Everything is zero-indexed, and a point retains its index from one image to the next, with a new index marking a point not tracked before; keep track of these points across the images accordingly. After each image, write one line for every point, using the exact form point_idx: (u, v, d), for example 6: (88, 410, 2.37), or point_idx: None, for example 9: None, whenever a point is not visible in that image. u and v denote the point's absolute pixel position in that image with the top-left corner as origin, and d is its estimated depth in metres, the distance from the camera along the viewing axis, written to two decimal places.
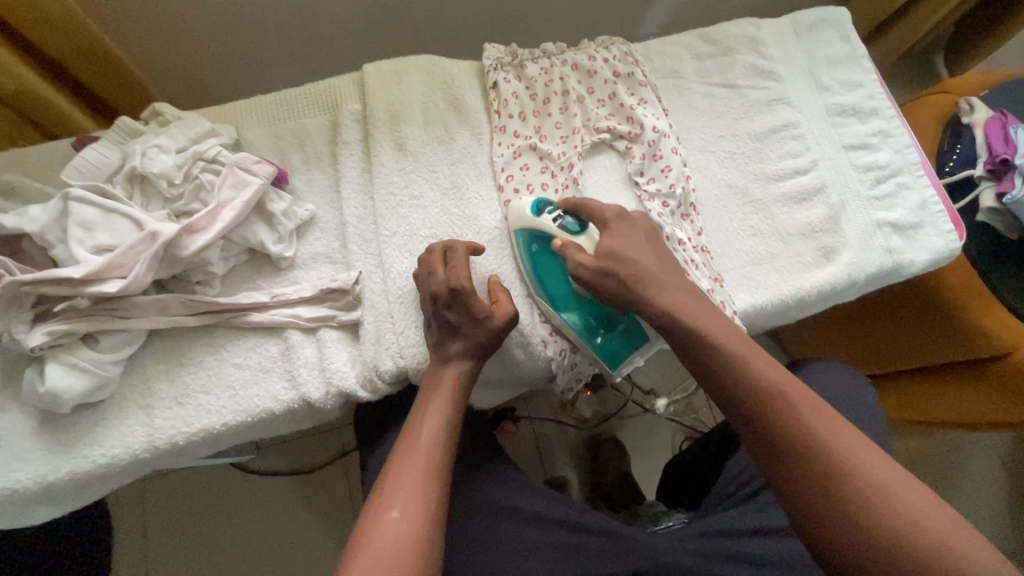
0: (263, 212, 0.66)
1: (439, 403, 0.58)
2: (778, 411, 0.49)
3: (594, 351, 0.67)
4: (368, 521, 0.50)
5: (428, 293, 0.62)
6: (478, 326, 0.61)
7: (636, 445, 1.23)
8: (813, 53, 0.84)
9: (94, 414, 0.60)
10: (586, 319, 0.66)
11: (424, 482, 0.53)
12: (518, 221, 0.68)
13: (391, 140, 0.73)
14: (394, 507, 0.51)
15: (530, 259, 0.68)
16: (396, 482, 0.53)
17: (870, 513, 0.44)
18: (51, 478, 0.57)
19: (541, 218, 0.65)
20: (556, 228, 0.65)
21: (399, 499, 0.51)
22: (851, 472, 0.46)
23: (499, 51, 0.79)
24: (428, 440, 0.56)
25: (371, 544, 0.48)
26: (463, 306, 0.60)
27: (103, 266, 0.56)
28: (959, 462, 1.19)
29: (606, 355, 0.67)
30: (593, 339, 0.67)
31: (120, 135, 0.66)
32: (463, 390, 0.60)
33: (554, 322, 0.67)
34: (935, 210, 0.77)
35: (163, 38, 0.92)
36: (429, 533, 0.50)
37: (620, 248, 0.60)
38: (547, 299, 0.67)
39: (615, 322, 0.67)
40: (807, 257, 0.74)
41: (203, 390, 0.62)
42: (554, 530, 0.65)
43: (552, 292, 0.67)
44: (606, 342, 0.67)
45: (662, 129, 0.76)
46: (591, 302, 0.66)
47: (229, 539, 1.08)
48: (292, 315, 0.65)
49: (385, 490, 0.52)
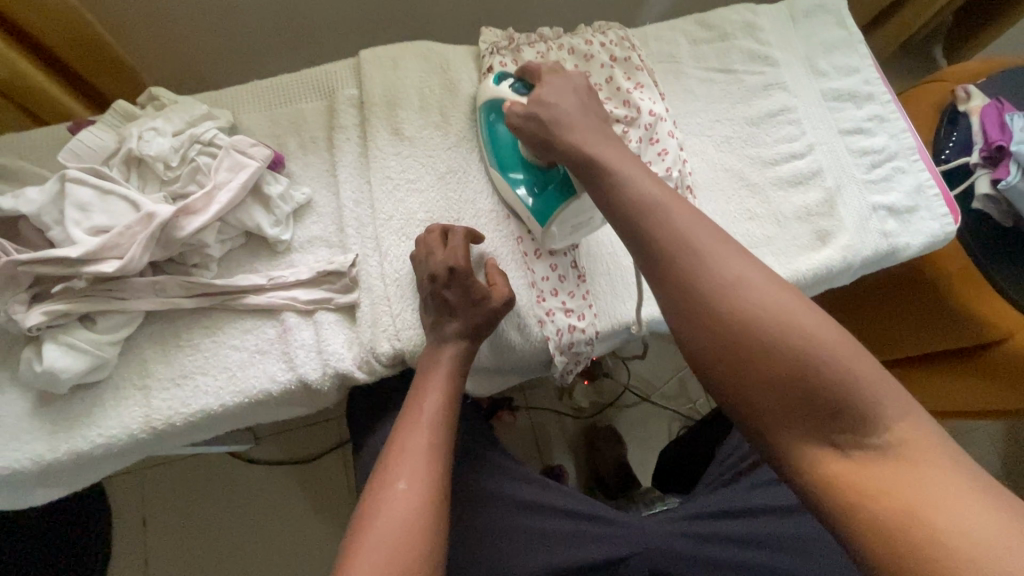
0: (260, 195, 0.67)
1: (439, 379, 0.59)
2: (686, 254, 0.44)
3: (529, 211, 0.66)
4: (375, 494, 0.51)
5: (426, 273, 0.62)
6: (475, 306, 0.61)
7: (633, 434, 1.23)
8: (810, 39, 0.85)
9: (91, 395, 0.60)
10: (526, 174, 0.66)
11: (429, 455, 0.54)
12: (480, 96, 0.71)
13: (387, 124, 0.73)
14: (401, 480, 0.51)
15: (488, 128, 0.71)
16: (402, 457, 0.53)
17: (783, 355, 0.40)
18: (49, 458, 0.57)
19: (499, 86, 0.67)
20: (504, 91, 0.67)
21: (405, 472, 0.52)
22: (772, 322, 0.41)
23: (496, 35, 0.80)
24: (429, 415, 0.56)
25: (375, 521, 0.49)
26: (461, 284, 0.61)
27: (100, 246, 0.57)
28: None
29: (538, 213, 0.65)
30: (528, 200, 0.66)
31: (116, 118, 0.66)
32: (461, 371, 0.60)
33: (504, 190, 0.70)
34: (931, 194, 0.77)
35: (159, 25, 0.92)
36: (436, 504, 0.51)
37: (549, 97, 0.58)
38: (499, 166, 0.70)
39: (549, 182, 0.65)
40: (803, 241, 0.75)
41: (201, 371, 0.62)
42: (548, 516, 0.66)
43: (501, 156, 0.69)
44: (537, 202, 0.65)
45: (659, 113, 0.76)
46: (533, 162, 0.66)
47: (228, 528, 1.08)
48: (289, 297, 0.65)
49: (390, 464, 0.53)
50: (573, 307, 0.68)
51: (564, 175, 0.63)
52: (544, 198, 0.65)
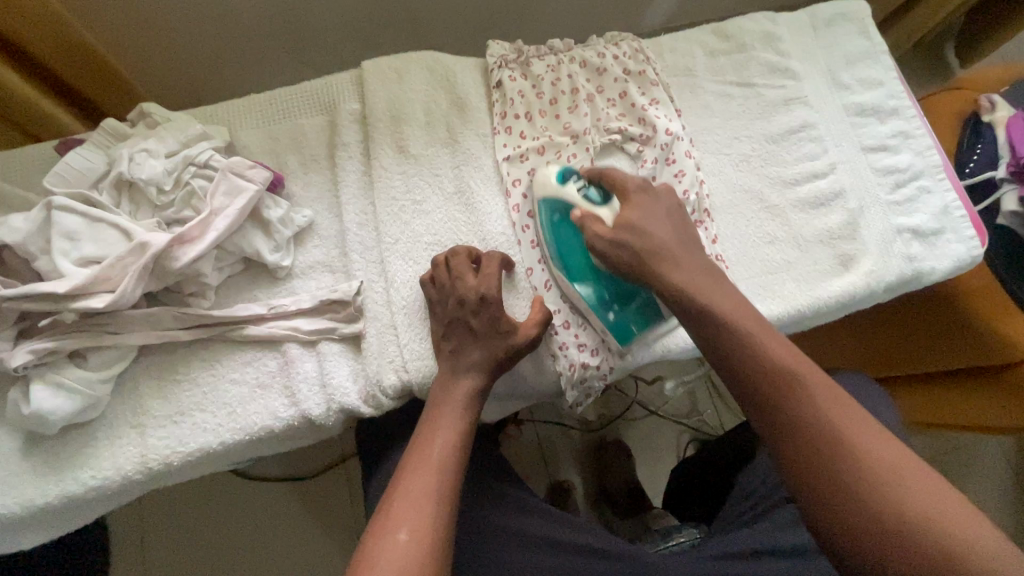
0: (259, 219, 0.63)
1: (450, 418, 0.56)
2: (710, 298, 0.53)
3: (605, 326, 0.63)
4: (373, 543, 0.47)
5: (452, 299, 0.60)
6: (498, 336, 0.59)
7: (640, 448, 1.21)
8: (831, 49, 0.81)
9: (84, 434, 0.57)
10: (601, 292, 0.63)
11: (433, 503, 0.50)
12: (541, 190, 0.65)
13: (391, 142, 0.70)
14: (402, 529, 0.47)
15: (550, 229, 0.65)
16: (405, 502, 0.49)
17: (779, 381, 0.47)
18: (39, 503, 0.55)
19: (567, 187, 0.63)
20: (580, 196, 0.62)
21: (408, 520, 0.48)
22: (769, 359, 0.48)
23: (504, 48, 0.76)
24: (438, 453, 0.53)
25: (375, 566, 0.45)
26: (489, 314, 0.59)
27: (88, 280, 0.53)
28: (967, 461, 1.19)
29: (617, 330, 0.63)
30: (605, 313, 0.63)
31: (105, 137, 0.63)
32: (475, 406, 0.57)
33: (567, 294, 0.65)
34: (957, 215, 0.74)
35: (150, 32, 0.88)
36: (438, 560, 0.47)
37: (639, 221, 0.58)
38: (564, 270, 0.64)
39: (628, 296, 0.63)
40: (824, 265, 0.72)
41: (199, 407, 0.59)
42: (557, 556, 0.62)
43: (568, 266, 0.64)
44: (618, 318, 0.63)
45: (676, 131, 0.72)
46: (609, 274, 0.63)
47: (229, 547, 1.06)
48: (291, 327, 0.62)
49: (392, 510, 0.49)
50: (585, 340, 0.64)
51: (649, 297, 0.63)
52: (623, 318, 0.63)
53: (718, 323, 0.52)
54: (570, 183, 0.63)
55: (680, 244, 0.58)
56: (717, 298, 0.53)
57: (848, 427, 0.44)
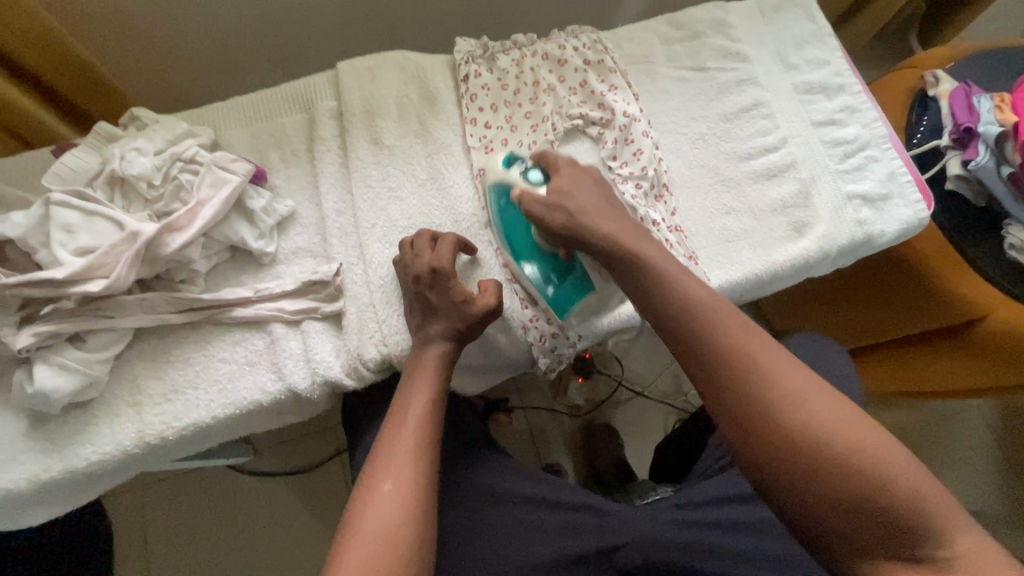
0: (243, 209, 0.68)
1: (426, 379, 0.60)
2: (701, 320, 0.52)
3: (546, 301, 0.68)
4: (361, 495, 0.51)
5: (411, 274, 0.64)
6: (464, 303, 0.62)
7: (629, 428, 1.25)
8: (781, 34, 0.86)
9: (84, 413, 0.61)
10: (545, 269, 0.68)
11: (413, 454, 0.54)
12: (490, 176, 0.70)
13: (367, 135, 0.75)
14: (387, 480, 0.52)
15: (498, 211, 0.70)
16: (387, 457, 0.53)
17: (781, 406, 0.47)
18: (44, 477, 0.58)
19: (512, 170, 0.68)
20: (523, 179, 0.68)
21: (390, 471, 0.52)
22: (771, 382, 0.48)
23: (470, 44, 0.81)
24: (416, 411, 0.57)
25: (365, 514, 0.49)
26: (443, 286, 0.62)
27: (86, 267, 0.57)
28: (946, 430, 1.24)
29: (557, 305, 0.68)
30: (546, 288, 0.68)
31: (98, 139, 0.68)
32: (446, 369, 0.61)
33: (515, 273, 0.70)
34: (903, 180, 0.79)
35: (139, 44, 0.94)
36: (421, 505, 0.51)
37: (569, 187, 0.64)
38: (512, 253, 0.69)
39: (567, 271, 0.68)
40: (780, 232, 0.76)
41: (192, 386, 0.63)
42: (540, 509, 0.67)
43: (514, 246, 0.69)
44: (557, 292, 0.68)
45: (633, 113, 0.77)
46: (551, 252, 0.68)
47: (230, 540, 1.10)
48: (275, 309, 0.66)
49: (376, 464, 0.53)
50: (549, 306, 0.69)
51: (584, 268, 0.67)
52: (563, 291, 0.68)
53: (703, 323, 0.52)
54: (514, 168, 0.69)
55: (606, 210, 0.63)
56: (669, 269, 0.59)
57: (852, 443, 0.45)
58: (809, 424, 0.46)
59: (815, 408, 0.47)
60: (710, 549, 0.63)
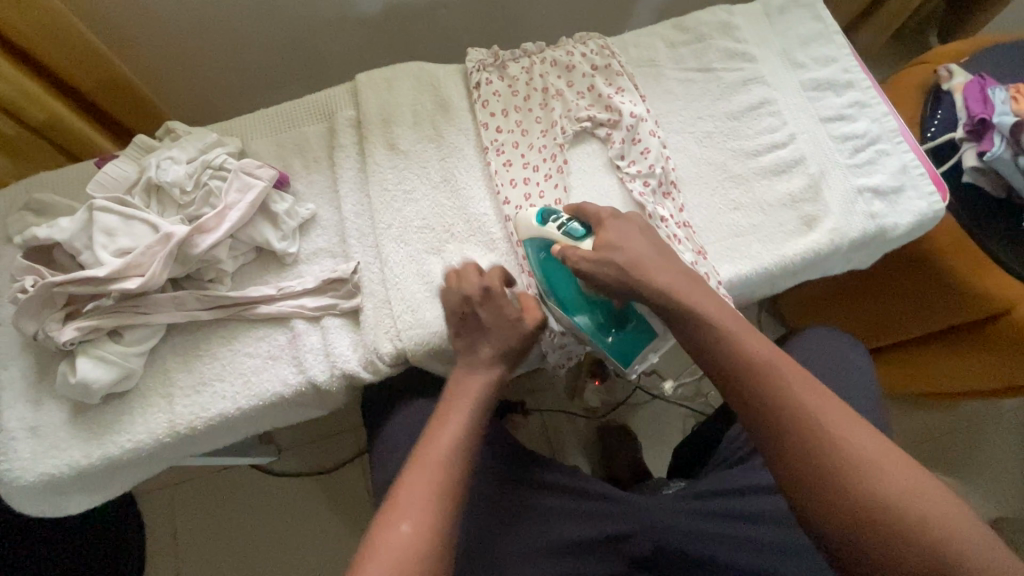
0: (267, 212, 0.72)
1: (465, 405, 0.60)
2: (751, 361, 0.53)
3: (606, 349, 0.66)
4: (378, 532, 0.50)
5: (456, 299, 0.65)
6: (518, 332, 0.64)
7: (647, 431, 1.25)
8: (787, 34, 0.87)
9: (120, 403, 0.65)
10: (598, 320, 0.66)
11: (437, 494, 0.52)
12: (526, 230, 0.68)
13: (383, 141, 0.78)
14: (404, 521, 0.50)
15: (540, 267, 0.68)
16: (408, 496, 0.52)
17: (818, 444, 0.48)
18: (84, 463, 0.62)
19: (548, 228, 0.66)
20: (562, 233, 0.64)
21: (410, 513, 0.50)
22: (814, 426, 0.49)
23: (482, 53, 0.84)
24: (445, 449, 0.55)
25: (381, 553, 0.48)
26: (494, 307, 0.64)
27: (123, 265, 0.62)
28: (980, 435, 1.20)
29: (616, 353, 0.66)
30: (605, 338, 0.66)
31: (137, 151, 0.73)
32: (481, 408, 0.60)
33: (568, 324, 0.68)
34: (916, 172, 0.78)
35: (175, 62, 1.01)
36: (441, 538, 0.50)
37: (617, 240, 0.60)
38: (561, 304, 0.67)
39: (624, 319, 0.66)
40: (790, 227, 0.77)
41: (219, 378, 0.67)
42: (556, 497, 0.69)
43: (562, 297, 0.67)
44: (618, 341, 0.66)
45: (640, 113, 0.79)
46: (601, 301, 0.66)
47: (254, 539, 1.13)
48: (297, 305, 0.69)
49: (397, 501, 0.51)
50: None
51: (642, 315, 0.65)
52: (625, 339, 0.66)
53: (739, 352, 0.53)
54: (550, 224, 0.66)
55: (662, 247, 0.62)
56: (675, 266, 0.60)
57: (891, 487, 0.46)
58: (851, 466, 0.47)
59: (857, 450, 0.47)
60: (731, 540, 0.64)
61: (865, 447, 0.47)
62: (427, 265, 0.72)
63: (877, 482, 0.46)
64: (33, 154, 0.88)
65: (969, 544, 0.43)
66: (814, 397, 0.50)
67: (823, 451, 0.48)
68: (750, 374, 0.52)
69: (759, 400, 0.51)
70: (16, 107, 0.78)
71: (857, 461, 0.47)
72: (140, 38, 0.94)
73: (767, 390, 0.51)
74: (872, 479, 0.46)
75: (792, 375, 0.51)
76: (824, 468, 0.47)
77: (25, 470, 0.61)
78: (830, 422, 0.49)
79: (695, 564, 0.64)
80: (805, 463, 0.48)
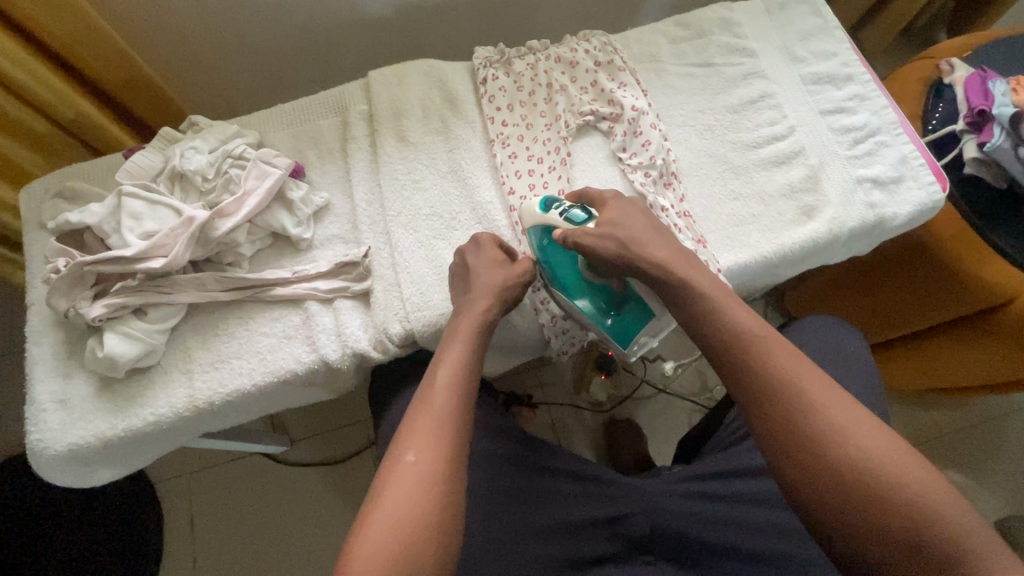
0: (283, 199, 0.75)
1: (459, 353, 0.60)
2: (734, 334, 0.55)
3: (606, 331, 0.70)
4: (385, 467, 0.51)
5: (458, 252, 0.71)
6: (504, 280, 0.66)
7: (652, 425, 1.26)
8: (787, 30, 0.89)
9: (144, 378, 0.69)
10: (599, 303, 0.69)
11: (438, 428, 0.53)
12: (529, 218, 0.70)
13: (394, 133, 0.82)
14: (409, 452, 0.51)
15: (542, 252, 0.71)
16: (411, 431, 0.53)
17: (795, 408, 0.50)
18: (109, 434, 0.66)
19: (551, 214, 0.68)
20: (564, 220, 0.67)
21: (414, 444, 0.52)
22: (793, 391, 0.50)
23: (489, 50, 0.88)
24: (445, 386, 0.56)
25: (388, 489, 0.50)
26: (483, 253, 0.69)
27: (149, 247, 0.65)
28: (989, 432, 1.19)
29: (617, 335, 0.70)
30: (604, 320, 0.69)
31: (162, 142, 0.77)
32: (479, 345, 0.62)
33: (569, 308, 0.71)
34: (916, 163, 0.80)
35: (196, 61, 1.05)
36: (442, 487, 0.50)
37: (618, 218, 0.64)
38: (562, 288, 0.70)
39: (623, 302, 0.69)
40: (789, 216, 0.78)
41: (236, 355, 0.70)
42: (553, 478, 0.70)
43: (564, 281, 0.70)
44: (617, 323, 0.69)
45: (641, 107, 0.82)
46: (601, 284, 0.69)
47: (266, 524, 1.16)
48: (311, 288, 0.73)
49: (402, 435, 0.53)
50: None
51: (641, 298, 0.68)
52: (623, 321, 0.69)
53: (723, 324, 0.56)
54: (553, 211, 0.68)
55: (658, 232, 0.65)
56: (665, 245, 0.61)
57: (868, 449, 0.47)
58: (826, 427, 0.49)
59: (833, 413, 0.49)
60: (722, 520, 0.66)
61: (840, 410, 0.49)
62: (435, 251, 0.75)
63: (850, 442, 0.48)
64: (61, 149, 0.93)
65: (937, 500, 0.45)
66: (796, 366, 0.52)
67: (802, 416, 0.49)
68: (732, 346, 0.54)
69: (740, 369, 0.53)
70: (46, 103, 0.83)
71: (835, 426, 0.48)
72: (164, 38, 0.99)
73: (751, 359, 0.53)
74: (847, 440, 0.48)
75: (774, 346, 0.53)
76: (801, 431, 0.49)
77: (55, 439, 0.65)
78: (810, 388, 0.50)
79: (686, 545, 0.66)
80: (784, 426, 0.50)
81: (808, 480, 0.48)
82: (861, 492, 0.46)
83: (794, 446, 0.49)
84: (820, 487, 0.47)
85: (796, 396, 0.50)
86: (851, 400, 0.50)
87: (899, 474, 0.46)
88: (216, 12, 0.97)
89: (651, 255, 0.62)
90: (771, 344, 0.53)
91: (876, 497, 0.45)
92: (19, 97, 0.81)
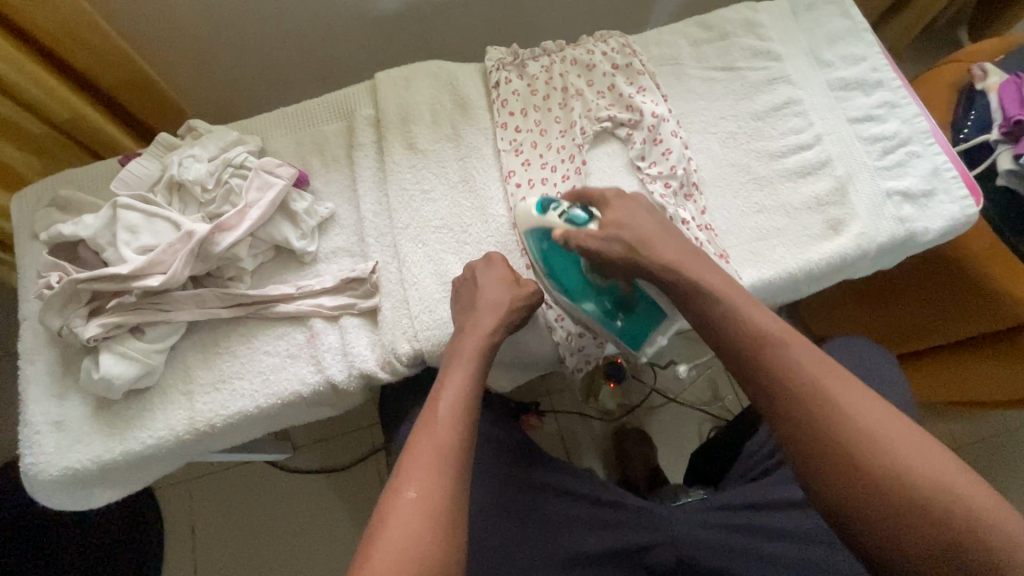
0: (287, 211, 0.72)
1: (461, 377, 0.57)
2: (764, 349, 0.51)
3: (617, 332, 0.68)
4: (385, 502, 0.48)
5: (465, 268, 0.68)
6: (511, 297, 0.64)
7: (663, 435, 1.23)
8: (814, 32, 0.85)
9: (141, 400, 0.66)
10: (607, 305, 0.67)
11: (441, 459, 0.50)
12: (526, 223, 0.68)
13: (402, 140, 0.78)
14: (411, 487, 0.48)
15: (542, 257, 0.68)
16: (413, 462, 0.50)
17: (836, 431, 0.46)
18: (106, 458, 0.63)
19: (548, 217, 0.65)
20: (563, 220, 0.64)
21: (416, 478, 0.49)
22: (834, 410, 0.47)
23: (501, 52, 0.84)
24: (449, 414, 0.53)
25: (388, 526, 0.46)
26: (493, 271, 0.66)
27: (146, 262, 0.62)
28: (1006, 445, 1.16)
29: (628, 335, 0.68)
30: (614, 322, 0.68)
31: (159, 149, 0.73)
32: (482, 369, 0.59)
33: (576, 313, 0.69)
34: (949, 176, 0.76)
35: (195, 60, 1.01)
36: (445, 523, 0.46)
37: (641, 237, 0.61)
38: (568, 293, 0.68)
39: (631, 303, 0.67)
40: (815, 230, 0.75)
41: (238, 376, 0.67)
42: (575, 505, 0.68)
43: (568, 285, 0.67)
44: (627, 325, 0.68)
45: (662, 113, 0.78)
46: (607, 287, 0.67)
47: (269, 534, 1.14)
48: (316, 304, 0.70)
49: (403, 467, 0.50)
50: None
51: (649, 298, 0.66)
52: (634, 321, 0.68)
53: (751, 339, 0.52)
54: (551, 213, 0.65)
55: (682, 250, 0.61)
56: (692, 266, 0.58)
57: (922, 470, 0.43)
58: (873, 450, 0.45)
59: (879, 434, 0.45)
60: (749, 554, 0.63)
61: (886, 430, 0.46)
62: (446, 265, 0.72)
63: (900, 464, 0.44)
64: (57, 151, 0.90)
65: (1002, 525, 0.41)
66: (835, 383, 0.48)
67: (846, 439, 0.45)
68: (763, 365, 0.50)
69: (774, 389, 0.49)
70: (40, 104, 0.79)
71: (882, 447, 0.45)
72: (162, 36, 0.95)
73: (785, 376, 0.49)
74: (897, 461, 0.44)
75: (809, 362, 0.49)
76: (846, 455, 0.45)
77: (48, 463, 0.62)
78: (852, 406, 0.47)
79: None
80: (825, 450, 0.46)
81: (856, 510, 0.44)
82: (919, 520, 0.42)
83: (839, 472, 0.45)
84: (870, 515, 0.44)
85: (836, 416, 0.46)
86: (895, 417, 0.47)
87: (959, 497, 0.42)
88: (215, 9, 0.93)
89: (675, 277, 0.58)
90: (807, 360, 0.49)
91: (937, 524, 0.42)
92: (13, 98, 0.77)
